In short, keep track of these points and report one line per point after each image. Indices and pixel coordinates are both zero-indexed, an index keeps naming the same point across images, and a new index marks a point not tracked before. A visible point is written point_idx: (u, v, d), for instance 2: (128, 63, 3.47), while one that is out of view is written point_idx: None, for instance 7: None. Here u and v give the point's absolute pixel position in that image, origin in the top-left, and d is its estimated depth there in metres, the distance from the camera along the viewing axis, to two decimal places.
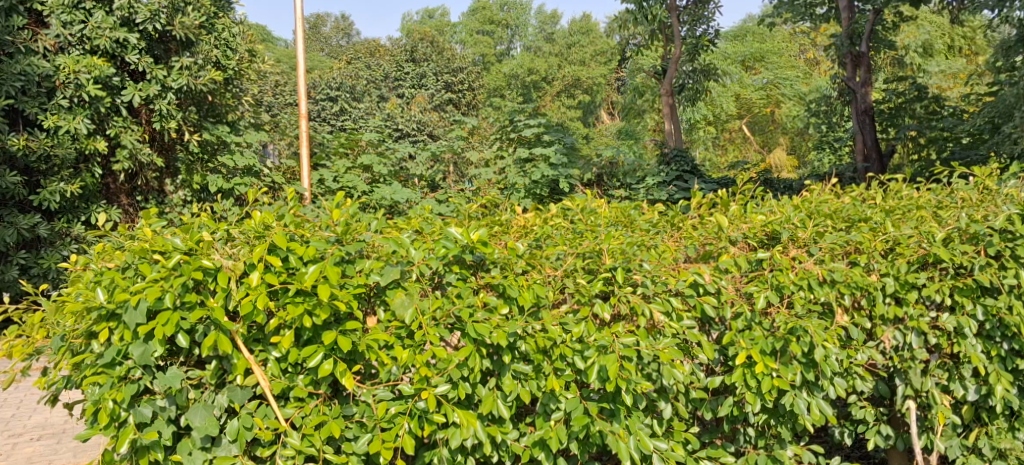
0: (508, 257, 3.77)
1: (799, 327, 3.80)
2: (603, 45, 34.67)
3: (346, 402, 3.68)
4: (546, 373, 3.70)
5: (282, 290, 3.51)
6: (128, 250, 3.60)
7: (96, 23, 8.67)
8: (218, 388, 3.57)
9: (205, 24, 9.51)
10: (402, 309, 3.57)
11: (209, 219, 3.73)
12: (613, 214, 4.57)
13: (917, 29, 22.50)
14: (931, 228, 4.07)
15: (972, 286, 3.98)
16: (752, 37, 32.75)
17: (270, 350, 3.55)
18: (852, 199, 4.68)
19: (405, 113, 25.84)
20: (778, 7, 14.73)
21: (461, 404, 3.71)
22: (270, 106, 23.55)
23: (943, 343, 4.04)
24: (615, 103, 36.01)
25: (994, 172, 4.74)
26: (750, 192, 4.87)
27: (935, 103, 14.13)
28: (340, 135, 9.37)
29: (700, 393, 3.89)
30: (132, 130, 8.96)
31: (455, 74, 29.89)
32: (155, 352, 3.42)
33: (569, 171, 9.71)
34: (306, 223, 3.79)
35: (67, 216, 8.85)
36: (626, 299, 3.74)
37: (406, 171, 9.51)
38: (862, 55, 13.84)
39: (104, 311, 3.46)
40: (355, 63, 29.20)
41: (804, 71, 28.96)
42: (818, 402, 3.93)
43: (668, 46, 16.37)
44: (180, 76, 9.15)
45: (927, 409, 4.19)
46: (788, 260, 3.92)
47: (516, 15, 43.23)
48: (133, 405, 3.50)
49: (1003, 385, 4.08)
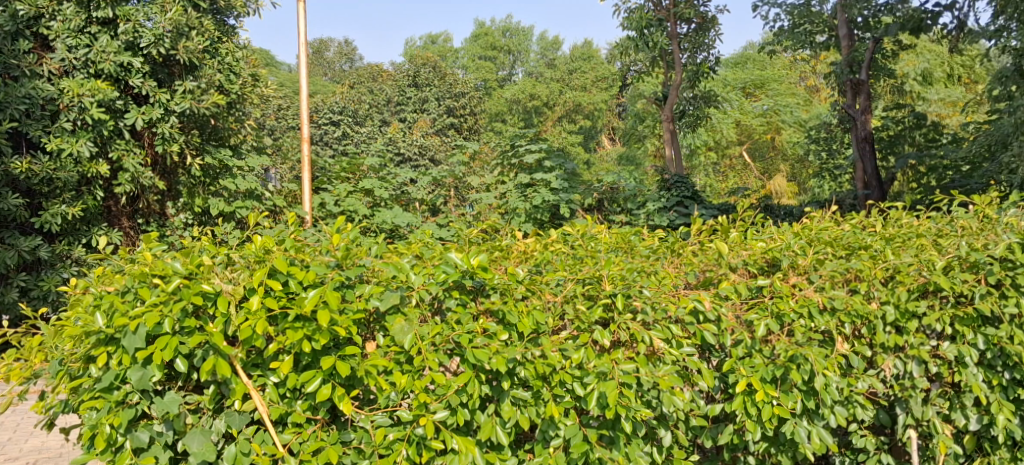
0: (508, 282, 3.75)
1: (799, 355, 3.80)
2: (603, 72, 34.83)
3: (345, 428, 3.67)
4: (546, 399, 3.69)
5: (281, 315, 3.50)
6: (129, 274, 3.58)
7: (101, 47, 8.69)
8: (216, 414, 3.57)
9: (208, 49, 9.53)
10: (402, 334, 3.55)
11: (209, 243, 3.73)
12: (614, 239, 4.56)
13: (916, 57, 22.73)
14: (930, 257, 4.05)
15: (973, 315, 3.98)
16: (752, 64, 33.01)
17: (269, 375, 3.54)
18: (852, 226, 4.67)
19: (407, 137, 25.90)
20: (777, 35, 14.81)
21: (460, 430, 3.70)
22: (272, 130, 23.62)
23: (943, 371, 4.04)
24: (616, 128, 36.12)
25: (993, 201, 4.74)
26: (750, 219, 4.87)
27: (934, 131, 14.18)
28: (342, 159, 9.41)
29: (700, 421, 3.87)
30: (135, 153, 8.95)
31: (456, 99, 29.77)
32: (153, 377, 3.43)
33: (570, 196, 9.73)
34: (306, 247, 3.79)
35: (68, 239, 8.84)
36: (626, 326, 3.74)
37: (407, 196, 9.54)
38: (861, 82, 13.90)
39: (103, 335, 3.47)
40: (357, 88, 29.38)
41: (803, 98, 29.30)
42: (818, 431, 3.92)
43: (669, 73, 16.43)
44: (183, 100, 9.13)
45: (928, 439, 4.16)
46: (788, 287, 3.91)
47: (518, 41, 43.61)
48: (130, 430, 3.51)
49: (1005, 414, 4.06)
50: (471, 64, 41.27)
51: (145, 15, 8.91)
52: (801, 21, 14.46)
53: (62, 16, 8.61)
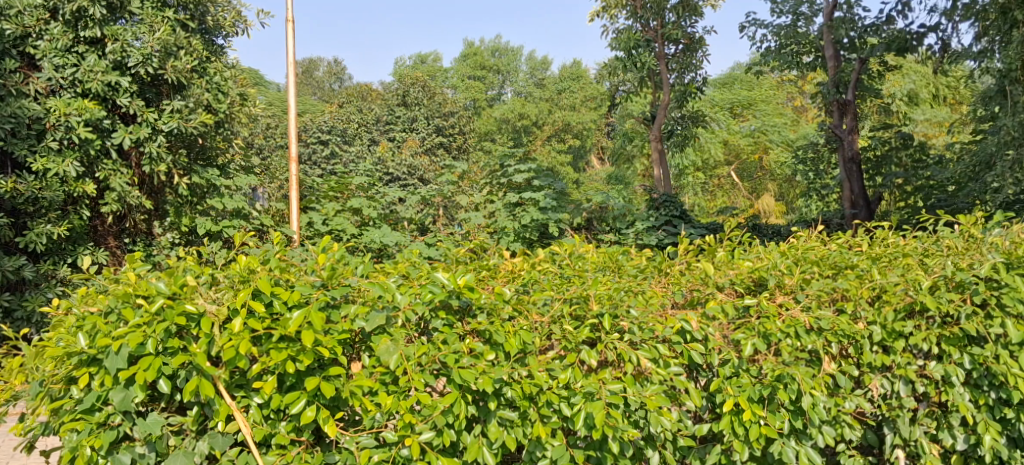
0: (494, 303, 3.75)
1: (786, 374, 3.80)
2: (592, 92, 35.13)
3: (329, 450, 3.65)
4: (532, 420, 3.68)
5: (266, 335, 3.48)
6: (113, 294, 3.56)
7: (89, 66, 8.56)
8: (199, 435, 3.56)
9: (197, 68, 9.41)
10: (387, 355, 3.53)
11: (194, 263, 3.70)
12: (601, 258, 4.52)
13: (901, 78, 22.93)
14: (917, 276, 4.05)
15: (959, 335, 3.98)
16: (739, 84, 33.35)
17: (253, 396, 3.52)
18: (837, 246, 4.67)
19: (396, 157, 25.92)
20: (764, 55, 14.89)
21: (446, 452, 3.67)
22: (260, 149, 23.61)
23: (931, 391, 4.03)
24: (605, 148, 36.31)
25: (978, 220, 4.75)
26: (738, 238, 4.85)
27: (920, 151, 14.28)
28: (330, 178, 9.33)
29: (687, 441, 3.84)
30: (122, 173, 8.81)
31: (446, 119, 29.89)
32: (135, 398, 3.41)
33: (559, 215, 9.74)
34: (291, 267, 3.76)
35: (53, 258, 8.75)
36: (613, 345, 3.73)
37: (395, 215, 9.56)
38: (847, 103, 13.98)
39: (85, 356, 3.46)
40: (346, 107, 29.34)
41: (791, 118, 29.48)
42: (807, 451, 3.91)
43: (657, 93, 16.53)
44: (171, 119, 8.97)
45: (916, 458, 4.14)
46: (774, 307, 3.92)
47: (506, 62, 43.94)
48: (111, 452, 3.50)
49: (991, 434, 4.03)
50: (460, 84, 41.37)
51: (133, 35, 8.80)
52: (788, 42, 14.55)
53: (49, 35, 8.54)
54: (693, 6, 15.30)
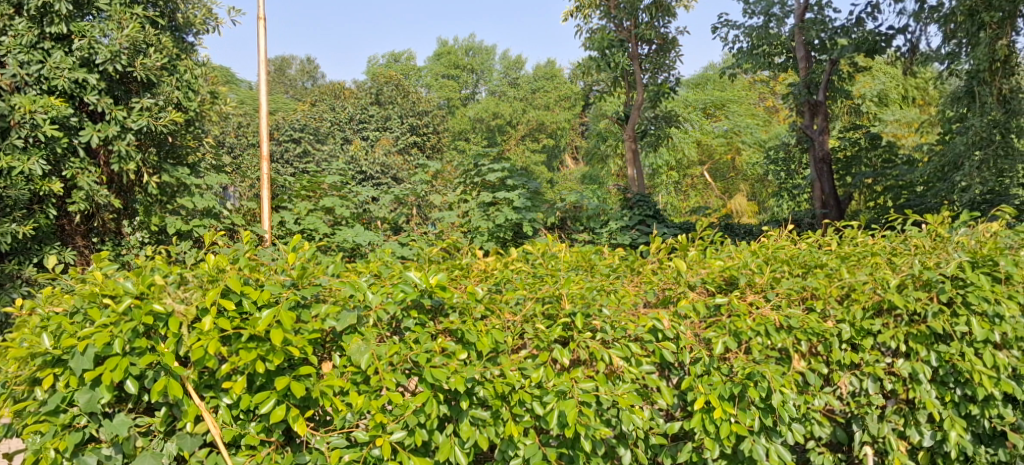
0: (467, 302, 3.74)
1: (756, 372, 3.83)
2: (567, 91, 35.17)
3: (300, 450, 3.63)
4: (504, 419, 3.68)
5: (235, 335, 3.45)
6: (79, 294, 3.53)
7: (55, 62, 8.30)
8: (168, 436, 3.53)
9: (167, 66, 9.25)
10: (358, 354, 3.52)
11: (162, 263, 3.66)
12: (574, 257, 4.51)
13: (872, 79, 23.29)
14: (885, 274, 4.10)
15: (926, 332, 4.02)
16: (712, 84, 33.58)
17: (222, 397, 3.49)
18: (808, 245, 4.69)
19: (368, 156, 25.81)
20: (737, 57, 15.00)
21: (417, 452, 3.67)
22: (231, 147, 23.36)
23: (898, 388, 4.07)
24: (579, 147, 36.39)
25: (946, 220, 4.79)
26: (710, 237, 4.86)
27: (889, 152, 14.42)
28: (302, 177, 9.23)
29: (659, 439, 3.86)
30: (90, 171, 8.56)
31: (420, 117, 29.93)
32: (101, 399, 3.38)
33: (533, 215, 9.74)
34: (261, 266, 3.71)
35: (18, 258, 8.41)
36: (585, 344, 3.74)
37: (368, 214, 9.48)
38: (818, 103, 14.12)
39: (49, 357, 3.43)
40: (319, 105, 29.04)
41: (763, 119, 29.71)
42: (776, 448, 3.95)
43: (631, 93, 16.60)
44: (140, 118, 8.82)
45: (885, 455, 4.18)
46: (745, 305, 3.94)
47: (480, 60, 43.88)
48: (77, 454, 3.47)
49: (957, 430, 4.08)
50: (434, 82, 41.13)
51: (101, 32, 8.58)
52: (760, 43, 14.66)
53: (14, 31, 8.18)
54: (666, 6, 15.34)
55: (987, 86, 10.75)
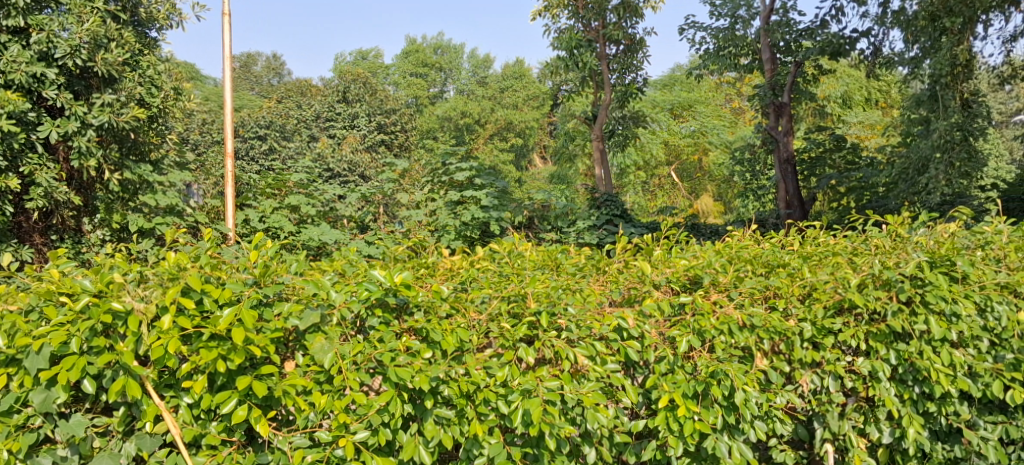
0: (432, 300, 3.73)
1: (719, 371, 3.87)
2: (535, 90, 35.27)
3: (261, 450, 3.60)
4: (469, 417, 3.67)
5: (196, 333, 3.41)
6: (34, 292, 3.47)
7: (11, 56, 8.12)
8: (126, 436, 3.49)
9: (129, 61, 9.11)
10: (322, 353, 3.49)
11: (121, 260, 3.61)
12: (540, 257, 4.51)
13: (835, 81, 23.61)
14: (846, 274, 4.16)
15: (885, 331, 4.09)
16: (679, 85, 33.87)
17: (182, 396, 3.45)
18: (771, 245, 4.74)
19: (336, 153, 25.82)
20: (704, 58, 15.14)
21: (381, 451, 3.65)
22: (195, 144, 23.07)
23: (858, 386, 4.13)
24: (547, 147, 36.48)
25: (906, 220, 4.85)
26: (675, 238, 4.88)
27: (852, 153, 14.61)
28: (267, 175, 9.16)
29: (623, 437, 3.88)
30: (49, 168, 8.40)
31: (387, 116, 29.63)
32: (57, 399, 3.34)
33: (499, 214, 9.73)
34: (223, 264, 3.66)
35: None
36: (550, 343, 3.74)
37: (335, 212, 9.40)
38: (783, 104, 14.26)
39: (2, 357, 3.37)
40: (285, 103, 28.79)
41: (729, 120, 30.01)
42: (739, 445, 3.99)
43: (599, 93, 16.65)
44: (101, 113, 8.63)
45: (844, 452, 4.24)
46: (709, 304, 3.96)
47: (448, 59, 43.63)
48: (31, 455, 3.42)
49: (915, 427, 4.14)
50: (402, 80, 40.90)
51: (60, 25, 8.42)
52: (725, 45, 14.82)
53: None
54: (634, 7, 15.40)
55: (950, 89, 10.78)
